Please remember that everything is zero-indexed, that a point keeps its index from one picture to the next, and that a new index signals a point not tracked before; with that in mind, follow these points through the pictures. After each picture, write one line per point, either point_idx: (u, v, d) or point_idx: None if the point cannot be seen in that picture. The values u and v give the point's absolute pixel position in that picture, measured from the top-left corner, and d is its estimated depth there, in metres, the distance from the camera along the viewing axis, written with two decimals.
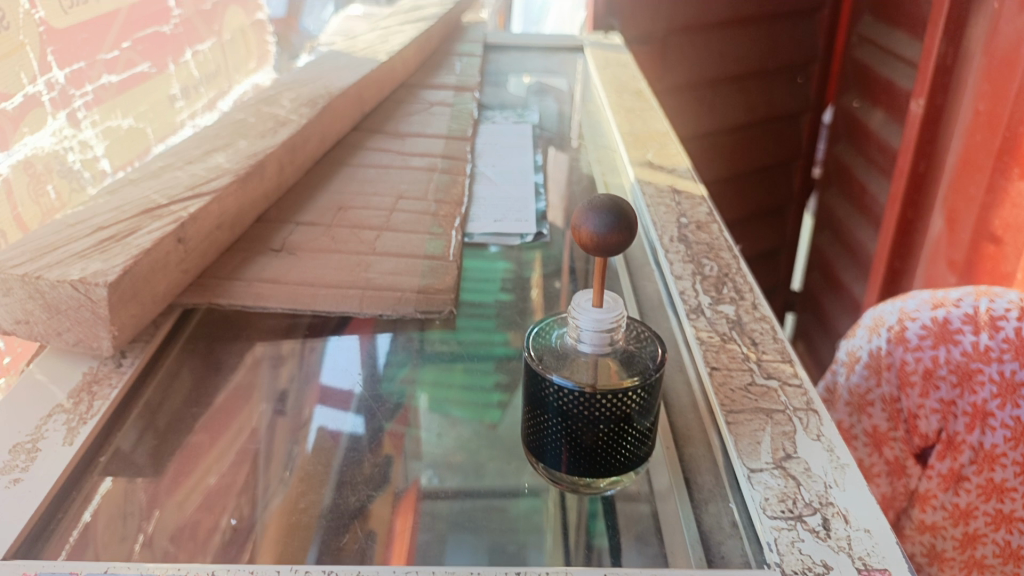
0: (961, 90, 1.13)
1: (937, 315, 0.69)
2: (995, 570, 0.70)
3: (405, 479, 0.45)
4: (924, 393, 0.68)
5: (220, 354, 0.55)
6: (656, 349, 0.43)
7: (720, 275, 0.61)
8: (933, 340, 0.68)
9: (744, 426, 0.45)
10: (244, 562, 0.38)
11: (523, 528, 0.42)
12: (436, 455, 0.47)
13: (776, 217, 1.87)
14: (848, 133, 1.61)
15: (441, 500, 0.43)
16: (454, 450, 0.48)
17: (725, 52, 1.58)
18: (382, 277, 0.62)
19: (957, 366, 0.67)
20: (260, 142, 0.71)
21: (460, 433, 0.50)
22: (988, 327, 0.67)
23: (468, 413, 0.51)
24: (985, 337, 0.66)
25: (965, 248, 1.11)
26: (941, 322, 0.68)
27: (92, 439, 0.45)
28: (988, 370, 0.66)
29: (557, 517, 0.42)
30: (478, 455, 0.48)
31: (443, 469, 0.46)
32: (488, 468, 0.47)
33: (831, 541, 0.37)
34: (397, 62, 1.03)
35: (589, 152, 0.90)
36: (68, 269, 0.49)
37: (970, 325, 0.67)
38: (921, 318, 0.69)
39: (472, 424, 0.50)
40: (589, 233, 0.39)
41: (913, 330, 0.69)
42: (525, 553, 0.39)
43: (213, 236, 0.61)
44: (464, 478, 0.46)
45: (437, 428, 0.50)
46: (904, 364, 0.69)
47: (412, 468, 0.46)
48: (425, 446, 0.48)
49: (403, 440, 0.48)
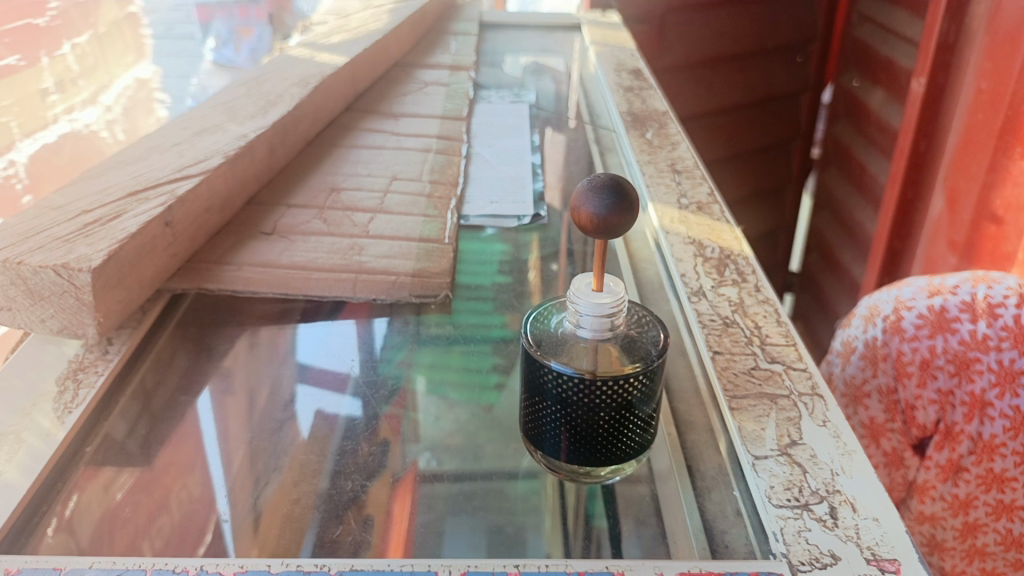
0: (964, 67, 1.11)
1: (934, 303, 0.67)
2: (997, 557, 0.70)
3: (403, 462, 0.44)
4: (921, 383, 0.66)
5: (211, 339, 0.54)
6: (658, 333, 0.42)
7: (723, 256, 0.60)
8: (931, 329, 0.66)
9: (748, 412, 0.44)
10: (234, 556, 0.37)
11: (522, 510, 0.41)
12: (434, 437, 0.46)
13: (775, 198, 1.86)
14: (848, 113, 1.59)
15: (440, 483, 0.43)
16: (452, 432, 0.47)
17: (723, 31, 1.56)
18: (376, 261, 0.60)
19: (955, 355, 0.66)
20: (251, 122, 0.69)
21: (458, 415, 0.49)
22: (986, 315, 0.66)
23: (465, 395, 0.50)
24: (983, 325, 0.65)
25: (965, 229, 1.10)
26: (938, 311, 0.67)
27: (77, 429, 0.44)
28: (986, 359, 0.65)
29: (555, 499, 0.42)
30: (476, 437, 0.47)
31: (441, 451, 0.45)
32: (487, 451, 0.46)
33: (839, 530, 0.36)
34: (390, 40, 1.01)
35: (587, 133, 0.88)
36: (51, 254, 0.47)
37: (968, 313, 0.66)
38: (918, 307, 0.68)
39: (469, 406, 0.49)
40: (589, 214, 0.38)
41: (910, 320, 0.67)
42: (524, 535, 0.39)
43: (202, 219, 0.59)
44: (462, 460, 0.45)
45: (434, 411, 0.49)
46: (900, 355, 0.67)
47: (410, 450, 0.45)
48: (423, 428, 0.47)
49: (401, 423, 0.47)
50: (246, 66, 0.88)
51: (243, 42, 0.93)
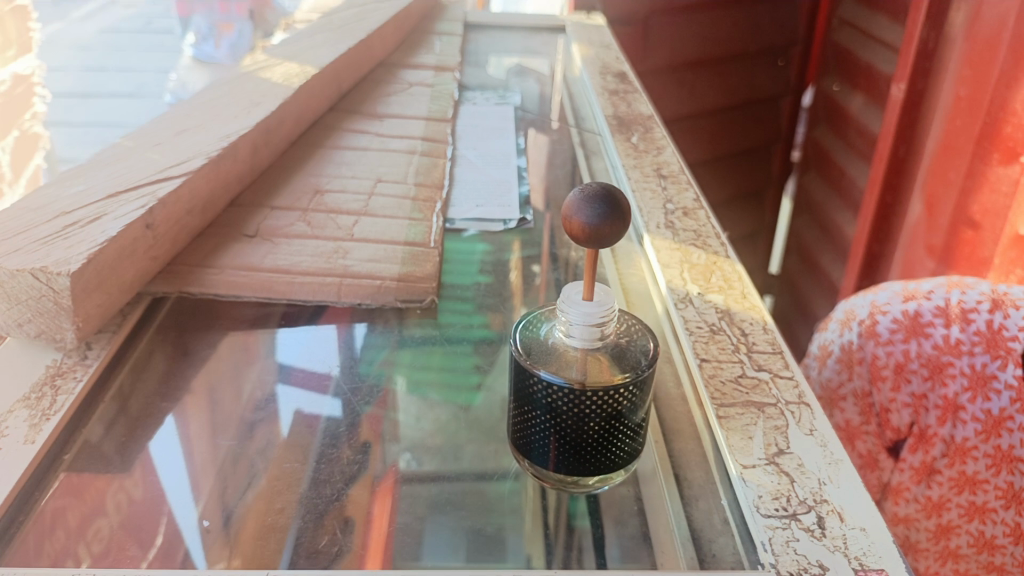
0: (942, 74, 1.12)
1: (909, 307, 0.68)
2: (969, 559, 0.70)
3: (383, 464, 0.44)
4: (896, 386, 0.67)
5: (191, 343, 0.53)
6: (648, 343, 0.42)
7: (709, 262, 0.60)
8: (905, 334, 0.67)
9: (736, 420, 0.44)
10: (211, 567, 0.36)
11: (504, 512, 0.41)
12: (414, 437, 0.47)
13: (756, 200, 1.87)
14: (828, 117, 1.60)
15: (420, 484, 0.43)
16: (432, 432, 0.47)
17: (705, 33, 1.57)
18: (360, 264, 0.60)
19: (928, 359, 0.66)
20: (233, 122, 0.68)
21: (438, 415, 0.49)
22: (960, 320, 0.66)
23: (445, 395, 0.51)
24: (956, 329, 0.66)
25: (944, 233, 1.11)
26: (913, 315, 0.67)
27: (56, 436, 0.43)
28: (959, 363, 0.65)
29: (536, 500, 0.42)
30: (457, 437, 0.47)
31: (421, 452, 0.46)
32: (466, 450, 0.46)
33: (827, 540, 0.36)
34: (374, 40, 1.00)
35: (572, 136, 0.88)
36: (29, 257, 0.46)
37: (942, 317, 0.66)
38: (893, 311, 0.68)
39: (449, 407, 0.50)
40: (581, 224, 0.37)
41: (885, 324, 0.68)
42: (504, 535, 0.40)
43: (184, 221, 0.58)
44: (442, 460, 0.45)
45: (415, 411, 0.49)
46: (875, 359, 0.68)
47: (390, 451, 0.45)
48: (402, 428, 0.47)
49: (381, 423, 0.48)
50: (225, 62, 0.86)
51: (223, 39, 0.91)
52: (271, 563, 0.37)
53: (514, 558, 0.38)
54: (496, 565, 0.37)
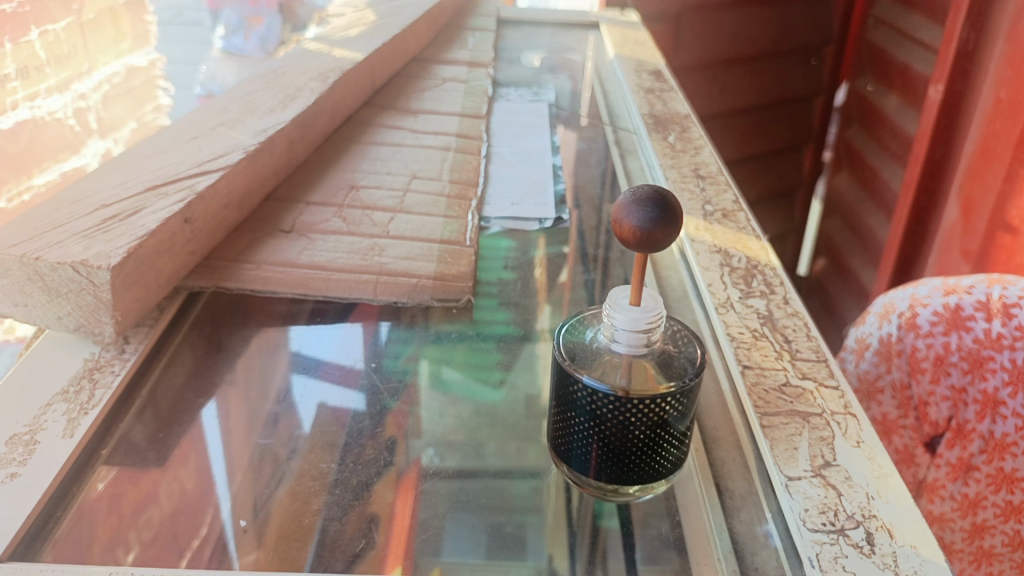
0: (984, 75, 1.09)
1: (949, 301, 0.66)
2: (1003, 559, 0.69)
3: (407, 459, 0.44)
4: (935, 379, 0.65)
5: (226, 337, 0.53)
6: (694, 351, 0.41)
7: (750, 266, 0.59)
8: (945, 327, 0.65)
9: (780, 430, 0.43)
10: (240, 565, 0.36)
11: (526, 510, 0.41)
12: (436, 433, 0.47)
13: (786, 201, 1.84)
14: (861, 118, 1.57)
15: (443, 480, 0.43)
16: (454, 427, 0.47)
17: (738, 31, 1.55)
18: (397, 262, 0.59)
19: (968, 353, 0.65)
20: (269, 118, 0.68)
21: (460, 410, 0.49)
22: (1001, 315, 0.64)
23: (468, 391, 0.50)
24: (998, 324, 0.64)
25: (980, 238, 1.08)
26: (953, 309, 0.65)
27: (93, 430, 0.43)
28: (1000, 358, 0.64)
29: (559, 497, 0.42)
30: (479, 433, 0.47)
31: (443, 447, 0.45)
32: (489, 446, 0.46)
33: (876, 557, 0.35)
34: (409, 36, 1.00)
35: (605, 134, 0.87)
36: (69, 250, 0.46)
37: (983, 311, 0.65)
38: (933, 304, 0.66)
39: (471, 402, 0.49)
40: (632, 228, 0.36)
41: (925, 317, 0.66)
42: (525, 534, 0.40)
43: (220, 216, 0.58)
44: (464, 456, 0.45)
45: (437, 406, 0.49)
46: (914, 351, 0.66)
47: (413, 446, 0.45)
48: (425, 423, 0.47)
49: (406, 417, 0.48)
50: (257, 55, 0.86)
51: (252, 31, 0.89)
52: (297, 562, 0.37)
53: (534, 557, 0.38)
54: (517, 566, 0.38)
